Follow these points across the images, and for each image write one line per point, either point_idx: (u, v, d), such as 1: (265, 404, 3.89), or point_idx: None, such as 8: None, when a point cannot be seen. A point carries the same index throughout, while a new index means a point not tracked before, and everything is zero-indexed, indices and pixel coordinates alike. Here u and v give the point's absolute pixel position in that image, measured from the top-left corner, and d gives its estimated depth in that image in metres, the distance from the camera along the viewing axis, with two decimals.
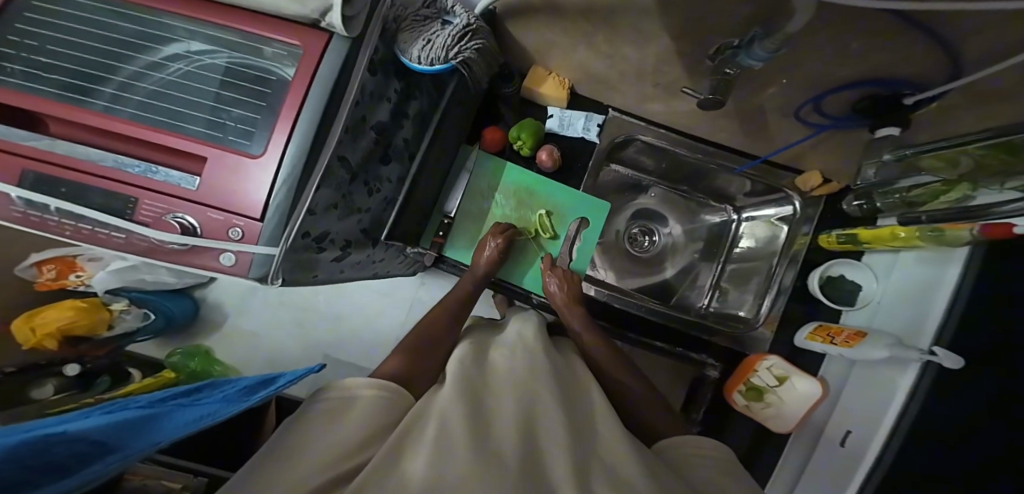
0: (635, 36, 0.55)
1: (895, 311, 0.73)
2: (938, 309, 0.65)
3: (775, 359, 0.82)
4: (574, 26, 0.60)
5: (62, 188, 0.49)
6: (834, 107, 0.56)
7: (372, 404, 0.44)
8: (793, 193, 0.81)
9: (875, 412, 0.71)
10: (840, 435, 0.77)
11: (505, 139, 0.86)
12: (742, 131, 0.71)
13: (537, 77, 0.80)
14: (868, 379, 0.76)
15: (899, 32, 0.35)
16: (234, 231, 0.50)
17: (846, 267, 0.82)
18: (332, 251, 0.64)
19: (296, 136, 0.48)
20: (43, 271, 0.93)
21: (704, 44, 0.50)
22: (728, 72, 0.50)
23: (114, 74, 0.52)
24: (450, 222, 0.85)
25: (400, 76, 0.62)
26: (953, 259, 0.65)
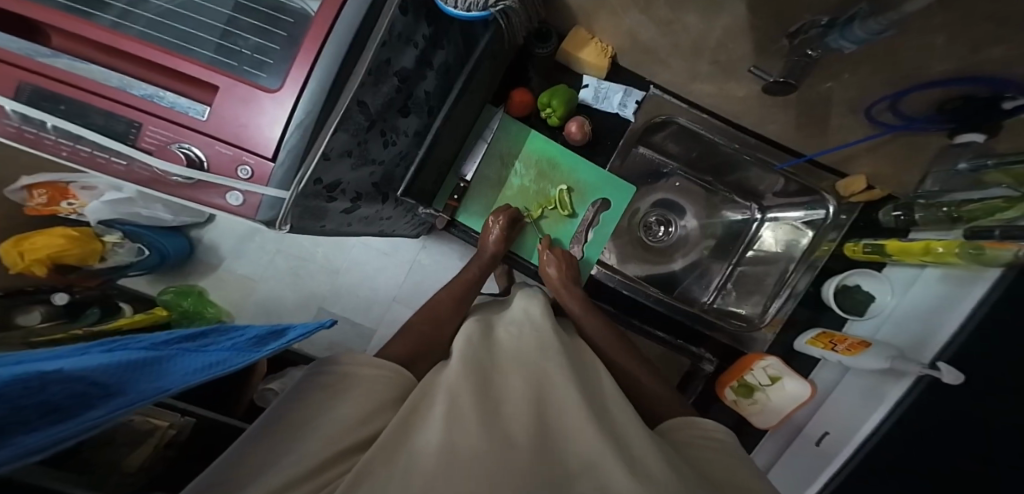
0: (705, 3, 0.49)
1: (904, 326, 0.71)
2: (949, 328, 0.62)
3: (773, 359, 0.80)
4: None
5: (62, 106, 0.44)
6: (913, 102, 0.51)
7: (378, 383, 0.43)
8: (830, 197, 0.78)
9: (857, 419, 0.71)
10: (817, 435, 0.79)
11: (532, 105, 0.80)
12: (795, 122, 0.66)
13: (577, 41, 0.73)
14: (857, 383, 0.75)
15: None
16: (243, 169, 0.46)
17: (864, 277, 0.78)
18: (343, 201, 0.61)
19: (316, 73, 0.44)
20: (34, 195, 0.88)
21: (786, 19, 0.44)
22: (809, 54, 0.45)
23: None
24: (465, 186, 0.80)
25: (430, 20, 0.56)
26: (977, 280, 0.60)
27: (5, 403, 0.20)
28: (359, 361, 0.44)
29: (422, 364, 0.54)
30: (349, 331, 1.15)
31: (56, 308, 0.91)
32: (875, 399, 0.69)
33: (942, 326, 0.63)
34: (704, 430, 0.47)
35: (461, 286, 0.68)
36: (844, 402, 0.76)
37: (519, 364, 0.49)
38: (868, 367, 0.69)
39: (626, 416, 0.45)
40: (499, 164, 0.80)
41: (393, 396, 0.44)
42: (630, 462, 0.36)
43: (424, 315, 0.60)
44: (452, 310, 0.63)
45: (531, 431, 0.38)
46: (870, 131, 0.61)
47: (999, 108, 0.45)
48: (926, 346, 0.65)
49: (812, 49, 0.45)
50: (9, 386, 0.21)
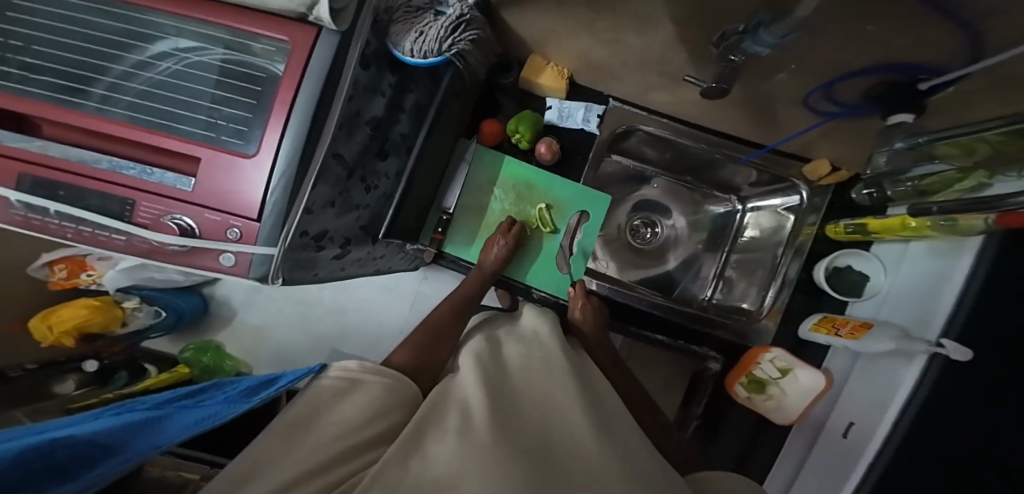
0: (638, 23, 0.52)
1: (902, 303, 0.70)
2: (949, 299, 0.61)
3: (779, 351, 0.79)
4: (574, 14, 0.57)
5: (60, 191, 0.49)
6: (846, 93, 0.53)
7: (379, 389, 0.45)
8: (800, 182, 0.79)
9: (879, 404, 0.68)
10: (842, 427, 0.74)
11: (502, 132, 0.84)
12: (749, 119, 0.68)
13: (535, 67, 0.77)
14: (870, 367, 0.73)
15: (933, 23, 0.32)
16: (232, 231, 0.49)
17: (854, 258, 0.78)
18: (332, 248, 0.64)
19: (290, 131, 0.46)
20: (55, 271, 0.94)
21: (711, 30, 0.47)
22: (734, 59, 0.47)
23: (103, 74, 0.51)
24: (449, 218, 0.83)
25: (394, 69, 0.60)
26: (966, 249, 0.60)
27: (21, 467, 0.23)
28: (364, 367, 0.46)
29: None
30: None
31: (87, 375, 0.97)
32: (891, 383, 0.67)
33: (942, 300, 0.62)
34: (719, 477, 0.48)
35: (444, 310, 0.66)
36: (862, 392, 0.73)
37: (529, 388, 0.50)
38: (875, 350, 0.68)
39: (630, 436, 0.46)
40: (477, 192, 0.83)
41: (395, 401, 0.46)
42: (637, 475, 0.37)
43: None
44: None
45: (537, 447, 0.39)
46: (813, 119, 0.62)
47: (917, 89, 0.47)
48: (932, 322, 0.62)
49: (736, 55, 0.47)
50: (25, 453, 0.24)
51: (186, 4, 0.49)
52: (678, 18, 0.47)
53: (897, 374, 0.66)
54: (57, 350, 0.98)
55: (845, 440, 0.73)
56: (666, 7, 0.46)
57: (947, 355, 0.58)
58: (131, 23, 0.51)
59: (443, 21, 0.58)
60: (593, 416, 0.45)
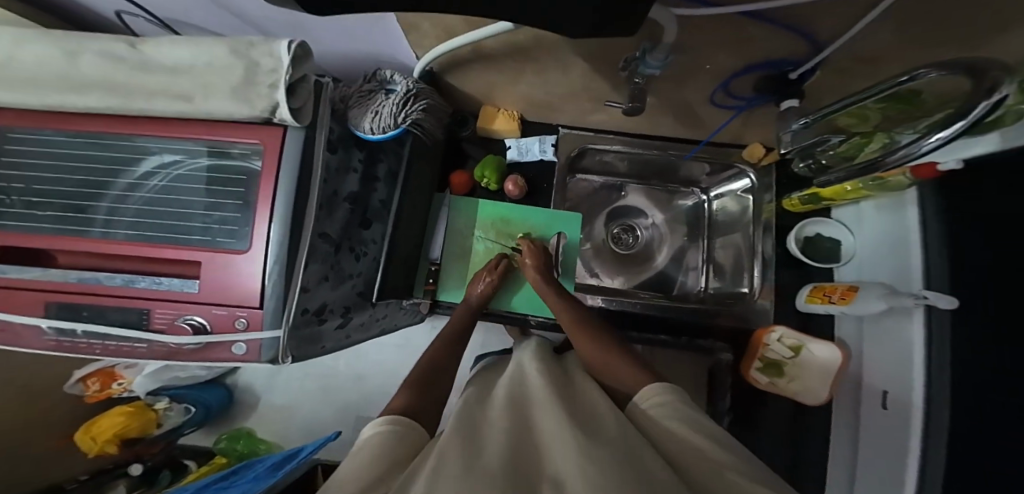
0: (556, 64, 0.60)
1: (876, 257, 0.72)
2: (917, 245, 0.63)
3: (783, 328, 0.79)
4: (503, 66, 0.65)
5: (83, 311, 0.55)
6: (741, 89, 0.57)
7: (387, 438, 0.43)
8: (745, 166, 0.85)
9: (901, 367, 0.64)
10: (879, 398, 0.68)
11: (471, 181, 0.91)
12: (677, 121, 0.74)
13: (489, 115, 0.84)
14: (875, 329, 0.71)
15: (773, 31, 0.37)
16: (239, 321, 0.54)
17: (819, 225, 0.82)
18: (333, 319, 0.68)
19: (276, 218, 0.52)
20: (88, 385, 0.99)
21: (614, 59, 0.54)
22: (638, 80, 0.53)
23: (101, 199, 0.58)
24: (437, 268, 0.88)
25: (360, 146, 0.67)
26: (908, 201, 0.65)
27: None
28: (379, 425, 0.45)
29: None
30: None
31: (133, 480, 0.98)
32: (902, 342, 0.64)
33: (910, 245, 0.64)
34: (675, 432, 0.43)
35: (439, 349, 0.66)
36: (880, 355, 0.69)
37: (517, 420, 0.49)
38: (869, 312, 0.67)
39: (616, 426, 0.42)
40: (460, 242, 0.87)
41: (405, 447, 0.43)
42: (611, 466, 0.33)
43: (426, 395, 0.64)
44: None
45: (511, 470, 0.37)
46: (726, 112, 0.67)
47: (790, 77, 0.51)
48: (913, 274, 0.63)
49: (639, 77, 0.52)
50: None
51: (159, 127, 0.55)
52: (582, 55, 0.54)
53: (905, 331, 0.64)
54: (101, 460, 1.01)
55: (887, 410, 0.66)
56: (570, 48, 0.53)
57: (934, 304, 0.56)
58: (116, 151, 0.58)
59: (394, 97, 0.65)
60: (574, 423, 0.43)
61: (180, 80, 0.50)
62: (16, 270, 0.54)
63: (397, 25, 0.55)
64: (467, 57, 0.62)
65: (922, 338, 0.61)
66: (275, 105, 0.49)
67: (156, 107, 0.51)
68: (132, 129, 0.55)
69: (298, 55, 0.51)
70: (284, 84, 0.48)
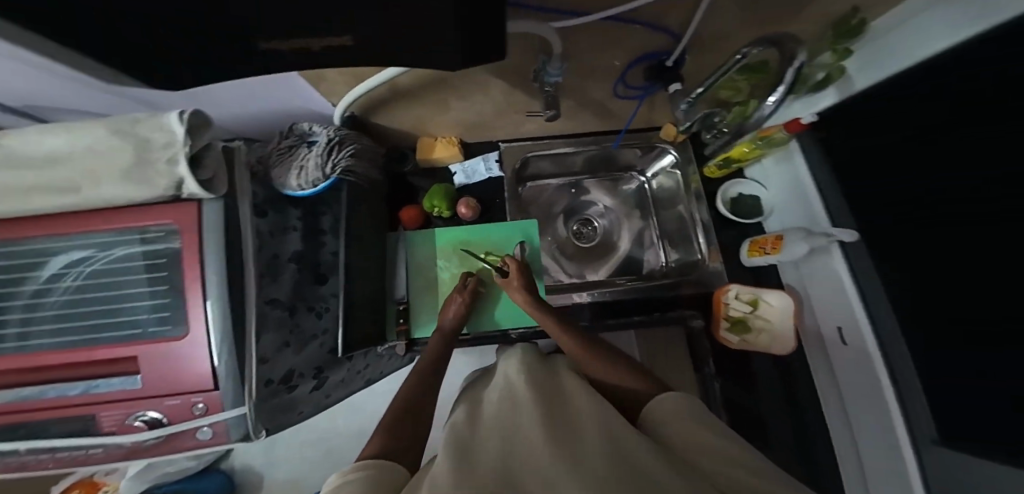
0: (472, 87, 0.60)
1: (794, 202, 0.76)
2: (810, 184, 0.71)
3: (737, 284, 0.78)
4: (424, 99, 0.64)
5: (22, 429, 0.51)
6: (636, 79, 0.60)
7: (370, 476, 0.42)
8: (665, 145, 0.89)
9: (839, 300, 0.66)
10: (835, 335, 0.67)
11: (421, 213, 0.86)
12: (597, 118, 0.76)
13: (427, 146, 0.83)
14: (811, 269, 0.72)
15: (653, 9, 0.39)
16: (197, 407, 0.51)
17: (736, 185, 0.85)
18: (306, 382, 0.68)
19: (212, 294, 0.49)
20: None
21: (521, 71, 0.55)
22: (548, 89, 0.53)
23: (7, 312, 0.50)
24: (406, 306, 0.78)
25: (295, 204, 0.66)
26: (793, 152, 0.75)
27: None
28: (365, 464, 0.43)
29: None
30: None
31: None
32: (829, 277, 0.68)
33: (808, 189, 0.72)
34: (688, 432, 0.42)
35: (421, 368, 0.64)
36: (825, 294, 0.69)
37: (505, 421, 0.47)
38: (796, 256, 0.70)
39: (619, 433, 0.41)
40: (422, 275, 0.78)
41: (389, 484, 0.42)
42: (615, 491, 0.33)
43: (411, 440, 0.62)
44: None
45: (500, 479, 0.37)
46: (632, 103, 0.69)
47: (669, 66, 0.54)
48: (817, 212, 0.70)
49: (548, 87, 0.52)
50: None
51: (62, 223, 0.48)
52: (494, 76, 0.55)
53: (828, 265, 0.68)
54: None
55: (846, 346, 0.65)
56: (479, 72, 0.54)
57: (840, 239, 0.63)
58: (12, 257, 0.50)
59: (317, 150, 0.65)
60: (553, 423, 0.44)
61: (57, 171, 0.45)
62: None
63: (303, 81, 0.56)
64: (384, 96, 0.62)
65: (845, 267, 0.64)
66: (180, 182, 0.46)
67: (49, 203, 0.46)
68: (29, 231, 0.48)
69: (194, 125, 0.46)
70: (184, 157, 0.44)
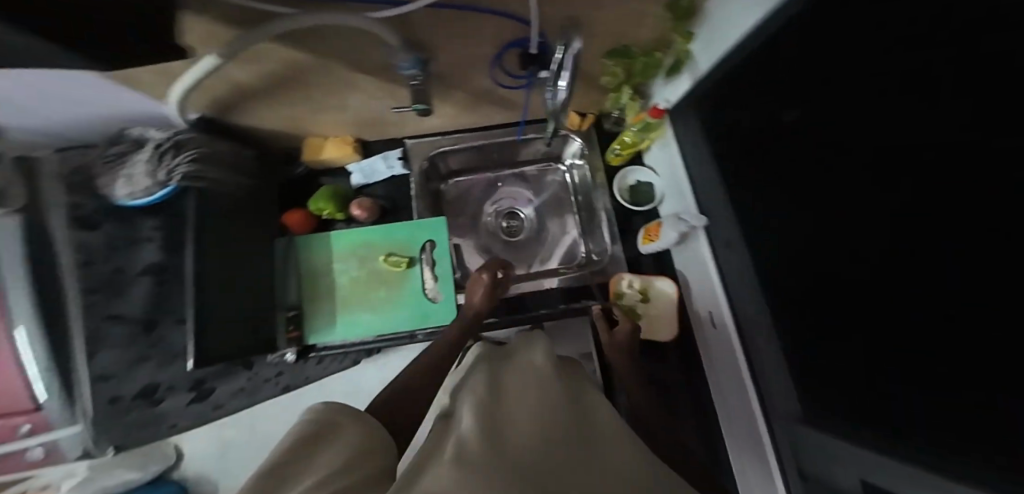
0: (336, 85, 0.53)
1: (676, 191, 0.73)
2: (677, 161, 0.72)
3: (627, 274, 0.74)
4: (287, 98, 0.55)
5: None
6: (514, 63, 0.57)
7: (357, 435, 0.32)
8: (570, 133, 0.81)
9: (708, 282, 0.67)
10: (707, 319, 0.68)
11: (309, 219, 0.73)
12: (499, 110, 0.74)
13: (314, 146, 0.73)
14: (685, 256, 0.73)
15: None
16: (22, 428, 0.58)
17: (634, 173, 0.81)
18: (177, 396, 0.63)
19: (15, 318, 0.54)
20: None
21: (382, 61, 0.49)
22: (415, 82, 0.50)
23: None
24: (297, 313, 0.70)
25: (148, 212, 0.57)
26: (670, 138, 0.73)
27: None
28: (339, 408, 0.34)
29: None
30: None
31: None
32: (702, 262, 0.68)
33: (680, 172, 0.71)
34: None
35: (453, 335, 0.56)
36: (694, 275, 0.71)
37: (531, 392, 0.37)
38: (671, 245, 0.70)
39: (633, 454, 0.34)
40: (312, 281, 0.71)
41: (375, 447, 0.33)
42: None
43: None
44: None
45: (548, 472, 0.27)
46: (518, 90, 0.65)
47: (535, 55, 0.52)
48: (683, 195, 0.71)
49: (414, 78, 0.50)
50: None
51: None
52: (352, 69, 0.49)
53: (699, 250, 0.68)
54: None
55: (715, 329, 0.65)
56: (332, 64, 0.47)
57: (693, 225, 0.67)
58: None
59: (145, 155, 0.52)
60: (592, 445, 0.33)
61: None
62: None
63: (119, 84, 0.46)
64: (234, 93, 0.52)
65: (708, 250, 0.66)
66: None
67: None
68: None
69: None
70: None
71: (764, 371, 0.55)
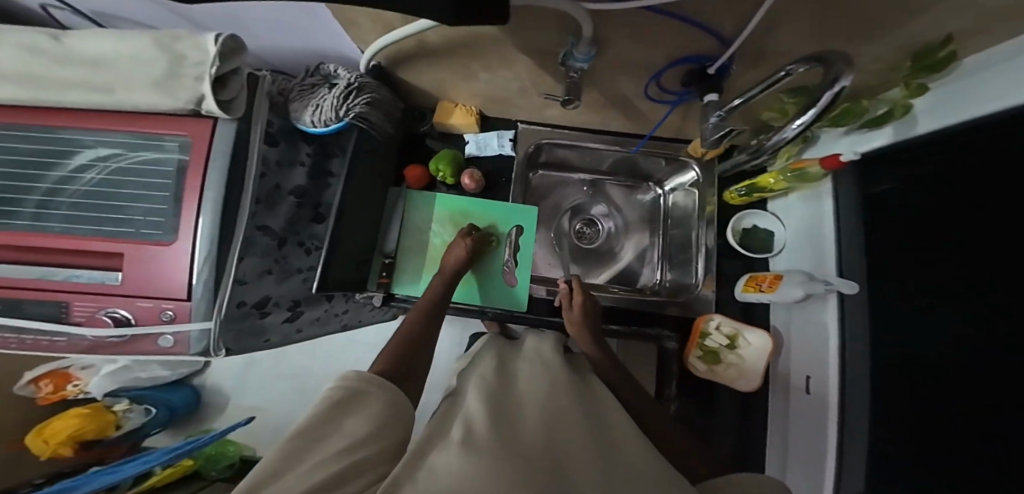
0: (498, 60, 0.59)
1: (802, 247, 0.72)
2: (829, 230, 0.66)
3: (720, 316, 0.77)
4: (452, 62, 0.64)
5: (21, 307, 0.55)
6: (672, 83, 0.56)
7: (382, 401, 0.40)
8: (690, 160, 0.84)
9: (819, 353, 0.65)
10: (802, 382, 0.69)
11: (426, 175, 0.84)
12: (626, 119, 0.75)
13: (445, 111, 0.81)
14: (801, 317, 0.70)
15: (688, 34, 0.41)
16: (166, 313, 0.55)
17: (754, 217, 0.81)
18: (279, 312, 0.72)
19: (206, 212, 0.52)
20: (41, 386, 0.95)
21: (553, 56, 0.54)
22: (575, 74, 0.51)
23: (30, 192, 0.56)
24: (392, 261, 0.82)
25: (309, 140, 0.69)
26: (824, 193, 0.67)
27: None
28: (366, 378, 0.41)
29: None
30: None
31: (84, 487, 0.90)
32: (821, 332, 0.65)
33: (824, 232, 0.67)
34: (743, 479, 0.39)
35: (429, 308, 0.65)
36: (809, 334, 0.68)
37: (535, 394, 0.49)
38: (790, 299, 0.66)
39: (631, 440, 0.44)
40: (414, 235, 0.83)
41: (397, 417, 0.41)
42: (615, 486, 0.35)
43: None
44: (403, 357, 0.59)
45: (548, 457, 0.37)
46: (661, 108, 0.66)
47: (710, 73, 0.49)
48: (826, 261, 0.65)
49: (574, 71, 0.50)
50: None
51: (97, 120, 0.54)
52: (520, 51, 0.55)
53: (822, 315, 0.65)
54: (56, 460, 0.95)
55: (808, 395, 0.67)
56: (509, 47, 0.54)
57: (839, 290, 0.59)
58: (48, 143, 0.55)
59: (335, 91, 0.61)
60: (593, 431, 0.44)
61: (100, 72, 0.48)
62: None
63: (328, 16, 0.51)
64: (412, 47, 0.61)
65: (836, 322, 0.62)
66: (202, 96, 0.48)
67: (70, 99, 0.50)
68: (66, 122, 0.54)
69: (228, 47, 0.49)
70: (209, 77, 0.47)
71: (843, 456, 0.59)
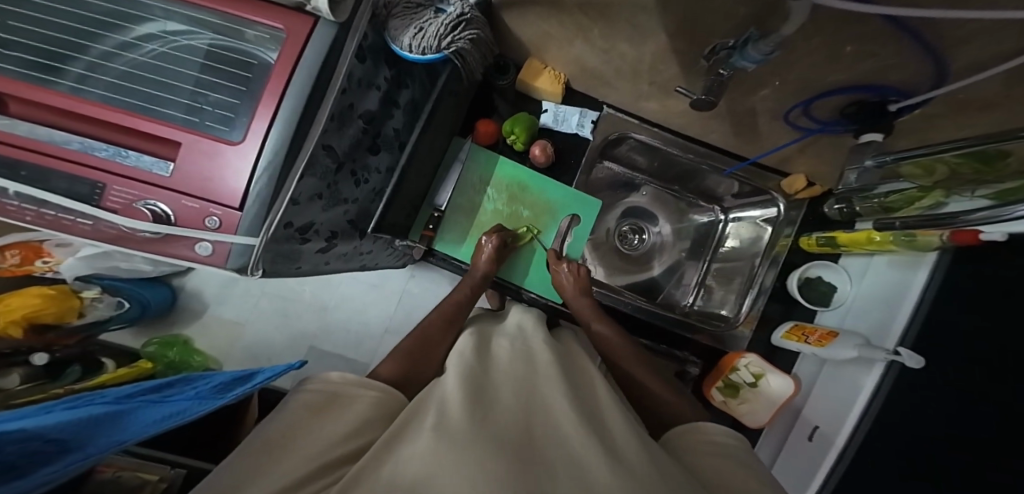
0: (633, 33, 0.57)
1: (868, 312, 0.76)
2: (906, 309, 0.69)
3: (753, 356, 0.82)
4: (571, 19, 0.60)
5: (23, 171, 0.44)
6: (823, 112, 0.62)
7: (367, 404, 0.43)
8: (778, 195, 0.86)
9: (840, 408, 0.75)
10: (807, 430, 0.81)
11: (498, 133, 0.84)
12: (731, 131, 0.76)
13: (532, 70, 0.79)
14: (835, 376, 0.79)
15: (891, 41, 0.39)
16: (211, 219, 0.45)
17: (824, 269, 0.85)
18: (317, 241, 0.59)
19: (280, 115, 0.43)
20: (5, 256, 0.77)
21: (704, 43, 0.52)
22: (722, 72, 0.53)
23: (79, 52, 0.47)
24: (439, 216, 0.82)
25: (389, 63, 0.57)
26: (920, 265, 0.69)
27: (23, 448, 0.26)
28: (346, 379, 0.43)
29: (414, 389, 0.52)
30: (342, 368, 1.02)
31: (34, 370, 0.76)
32: (852, 390, 0.74)
33: (902, 305, 0.70)
34: (710, 430, 0.48)
35: (453, 305, 0.66)
36: (832, 394, 0.78)
37: (509, 376, 0.49)
38: (838, 357, 0.73)
39: (616, 414, 0.46)
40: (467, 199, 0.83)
41: (382, 413, 0.44)
42: (615, 465, 0.35)
43: (417, 337, 0.58)
44: (444, 332, 0.61)
45: (520, 440, 0.38)
46: (795, 134, 0.71)
47: (887, 109, 0.55)
48: (890, 333, 0.70)
49: (723, 71, 0.53)
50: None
51: None
52: (668, 29, 0.52)
53: (859, 378, 0.73)
54: None
55: (810, 442, 0.79)
56: (663, 20, 0.50)
57: (903, 362, 0.64)
58: (114, 3, 0.48)
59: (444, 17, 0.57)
60: (580, 406, 0.46)
61: None
62: (6, 122, 0.44)
63: None
64: None
65: (873, 383, 0.70)
66: None
67: None
68: None
69: None
70: None
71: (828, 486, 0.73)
